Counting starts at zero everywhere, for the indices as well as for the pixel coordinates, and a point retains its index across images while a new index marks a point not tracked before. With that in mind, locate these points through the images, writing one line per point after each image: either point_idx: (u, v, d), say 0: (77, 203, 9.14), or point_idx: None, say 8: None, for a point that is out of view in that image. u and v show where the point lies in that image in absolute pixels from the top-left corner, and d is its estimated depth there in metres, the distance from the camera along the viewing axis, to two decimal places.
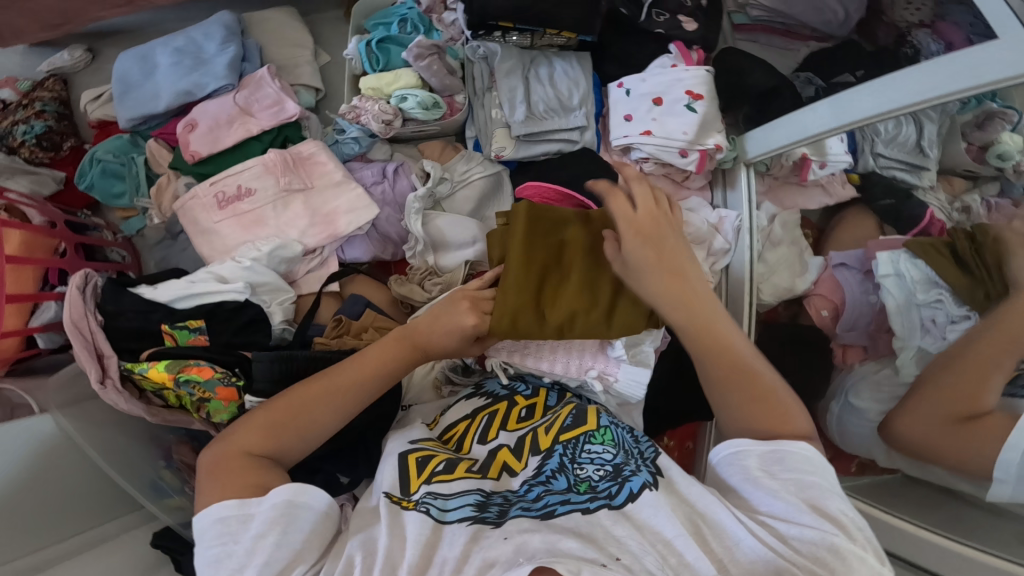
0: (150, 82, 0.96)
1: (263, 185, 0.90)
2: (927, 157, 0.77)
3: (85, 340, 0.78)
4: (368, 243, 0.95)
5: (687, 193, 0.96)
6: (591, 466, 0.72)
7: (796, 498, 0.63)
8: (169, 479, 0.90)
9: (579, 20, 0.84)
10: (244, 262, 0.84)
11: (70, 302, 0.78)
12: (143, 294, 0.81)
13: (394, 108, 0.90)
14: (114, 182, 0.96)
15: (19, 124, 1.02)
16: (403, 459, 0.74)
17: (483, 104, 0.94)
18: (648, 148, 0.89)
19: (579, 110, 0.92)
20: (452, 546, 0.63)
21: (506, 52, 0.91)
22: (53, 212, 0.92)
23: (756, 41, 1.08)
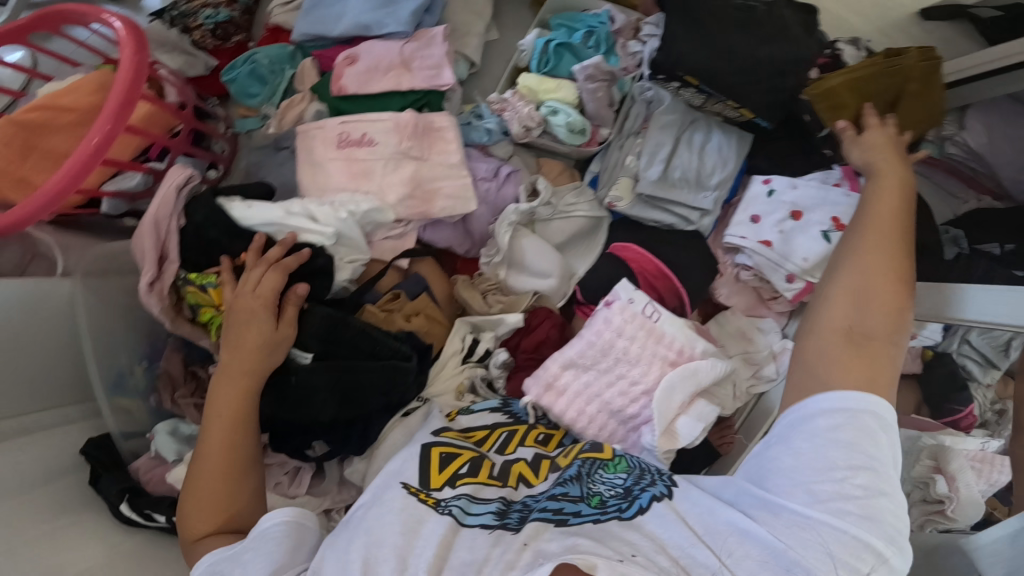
0: (338, 3, 0.95)
1: (386, 142, 0.87)
2: (1006, 358, 0.77)
3: (156, 240, 0.75)
4: (451, 233, 0.92)
5: (765, 313, 0.92)
6: (603, 484, 0.67)
7: (831, 464, 0.57)
8: (136, 376, 0.96)
9: (765, 106, 0.76)
10: (341, 213, 0.79)
11: (162, 198, 0.76)
12: (230, 210, 0.76)
13: (542, 117, 0.86)
14: (254, 84, 0.96)
15: (206, 6, 1.00)
16: (425, 451, 0.73)
17: (621, 146, 0.89)
18: (758, 259, 0.84)
19: (711, 192, 0.86)
20: (473, 550, 0.60)
21: (672, 105, 0.86)
22: (189, 94, 0.90)
23: (933, 178, 0.94)
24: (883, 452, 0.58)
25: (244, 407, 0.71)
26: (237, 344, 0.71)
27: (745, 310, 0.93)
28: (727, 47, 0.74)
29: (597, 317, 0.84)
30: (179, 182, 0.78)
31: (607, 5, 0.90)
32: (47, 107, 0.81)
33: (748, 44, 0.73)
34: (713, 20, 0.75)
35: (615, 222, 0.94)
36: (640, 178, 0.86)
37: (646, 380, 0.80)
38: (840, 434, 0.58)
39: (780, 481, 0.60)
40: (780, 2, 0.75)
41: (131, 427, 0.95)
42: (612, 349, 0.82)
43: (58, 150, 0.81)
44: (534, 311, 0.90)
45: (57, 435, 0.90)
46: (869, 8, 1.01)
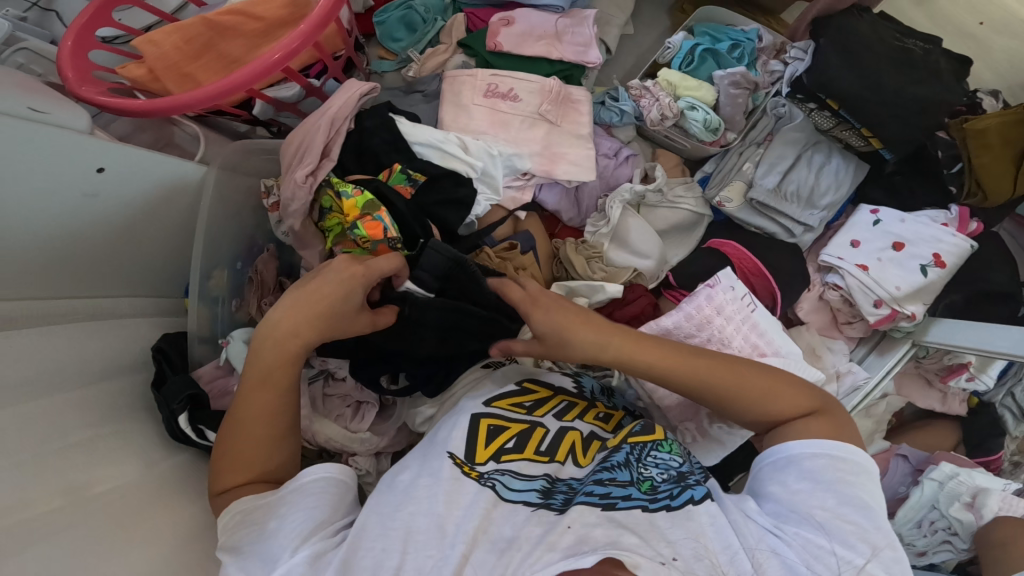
0: None
1: (530, 101, 0.92)
2: None
3: (328, 134, 0.79)
4: (563, 197, 0.96)
5: (837, 336, 0.98)
6: (653, 470, 0.72)
7: (823, 495, 0.65)
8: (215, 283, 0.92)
9: (898, 142, 0.83)
10: (493, 150, 0.85)
11: (348, 98, 0.80)
12: (400, 126, 0.83)
13: (679, 110, 0.92)
14: (401, 30, 0.99)
15: None
16: (475, 422, 0.79)
17: (741, 153, 0.96)
18: (851, 280, 0.91)
19: (819, 211, 0.93)
20: (511, 528, 0.68)
21: (801, 124, 0.94)
22: (354, 23, 0.92)
23: (1019, 237, 1.05)
24: (868, 487, 0.66)
25: (281, 378, 0.70)
26: (300, 314, 0.70)
27: (819, 328, 0.98)
28: (879, 82, 0.80)
29: (698, 293, 0.87)
30: (362, 91, 0.81)
31: (755, 25, 0.97)
32: (238, 13, 0.82)
33: (898, 83, 0.80)
34: (868, 55, 0.81)
35: (715, 221, 1.00)
36: (755, 185, 0.93)
37: None
38: (827, 467, 0.67)
39: (778, 507, 0.66)
40: (937, 51, 0.83)
41: (206, 333, 0.92)
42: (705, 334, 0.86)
43: (233, 55, 0.84)
44: (633, 286, 0.93)
45: (131, 324, 0.89)
46: (1004, 70, 1.09)
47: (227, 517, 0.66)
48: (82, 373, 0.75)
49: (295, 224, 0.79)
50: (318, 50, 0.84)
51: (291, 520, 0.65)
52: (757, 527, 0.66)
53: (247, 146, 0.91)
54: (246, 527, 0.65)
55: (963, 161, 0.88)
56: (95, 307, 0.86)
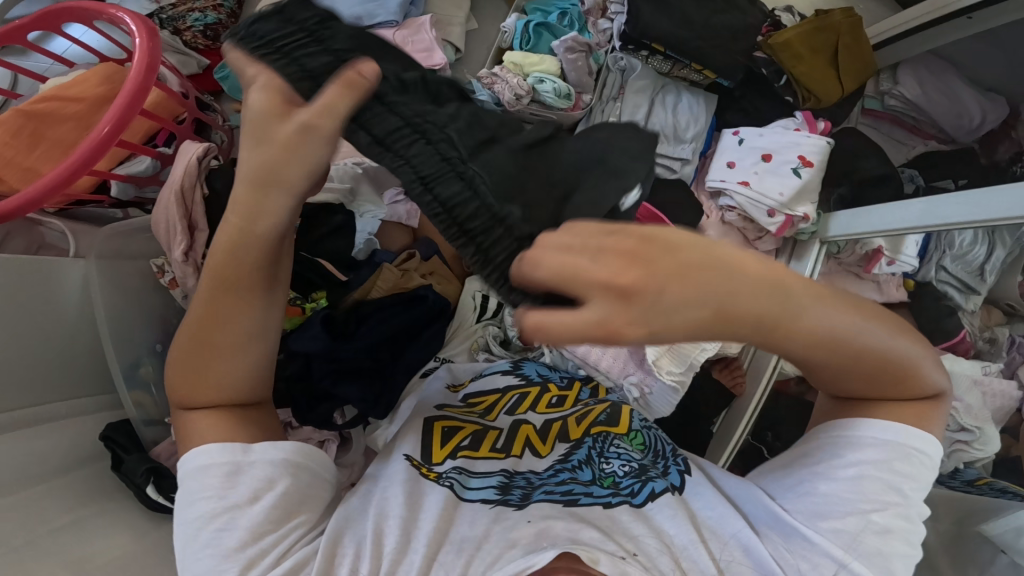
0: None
1: None
2: (983, 282, 0.90)
3: (184, 208, 0.80)
4: None
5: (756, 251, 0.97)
6: (613, 466, 0.76)
7: (854, 504, 0.59)
8: (144, 371, 0.98)
9: (727, 66, 0.90)
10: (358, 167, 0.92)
11: (187, 167, 0.80)
12: None
13: (529, 86, 0.94)
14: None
15: (193, 11, 1.05)
16: (428, 425, 0.80)
17: (603, 110, 0.99)
18: (740, 198, 0.94)
19: (688, 143, 0.99)
20: (473, 526, 0.67)
21: (643, 72, 0.98)
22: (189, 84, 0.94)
23: (881, 128, 1.15)
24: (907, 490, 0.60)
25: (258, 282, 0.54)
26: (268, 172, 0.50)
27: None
28: (685, 16, 0.89)
29: None
30: (200, 152, 0.82)
31: None
32: (52, 98, 0.83)
33: (701, 13, 0.89)
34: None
35: None
36: None
37: None
38: (871, 479, 0.59)
39: (805, 505, 0.62)
40: None
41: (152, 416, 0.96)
42: None
43: (67, 140, 0.84)
44: None
45: (75, 424, 0.91)
46: None
47: (191, 479, 0.56)
48: (39, 471, 0.77)
49: None
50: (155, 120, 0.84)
51: (263, 507, 0.56)
52: (767, 539, 0.64)
53: (120, 229, 0.99)
54: (209, 500, 0.55)
55: (787, 73, 1.00)
56: (44, 414, 0.87)
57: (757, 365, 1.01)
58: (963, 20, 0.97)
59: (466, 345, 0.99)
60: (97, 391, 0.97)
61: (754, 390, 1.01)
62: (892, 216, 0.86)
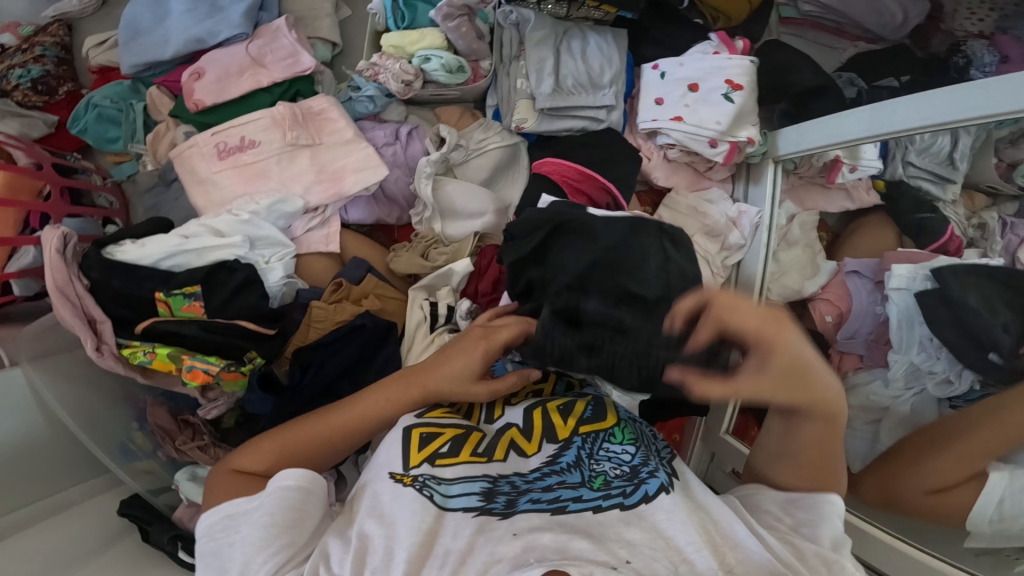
0: (161, 28, 1.05)
1: (269, 138, 0.84)
2: (955, 170, 0.75)
3: (73, 306, 0.76)
4: (372, 205, 0.86)
5: (708, 184, 0.91)
6: (606, 463, 0.66)
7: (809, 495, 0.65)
8: (138, 442, 0.95)
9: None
10: (242, 215, 0.78)
11: (53, 266, 0.76)
12: (130, 257, 0.77)
13: (416, 68, 0.84)
14: (109, 128, 1.03)
15: (15, 68, 1.13)
16: (406, 434, 0.67)
17: (509, 73, 0.88)
18: (676, 135, 0.84)
19: (609, 89, 0.85)
20: (456, 538, 0.59)
21: (539, 21, 0.87)
22: (40, 155, 0.96)
23: (803, 36, 1.08)
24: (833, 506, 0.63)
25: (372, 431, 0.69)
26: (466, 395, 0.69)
27: (688, 187, 0.90)
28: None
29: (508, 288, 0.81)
30: (56, 244, 0.77)
31: None
32: None
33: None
34: None
35: (531, 145, 0.88)
36: (537, 95, 0.83)
37: None
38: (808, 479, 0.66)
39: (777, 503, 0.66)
40: None
41: (158, 484, 0.96)
42: None
43: None
44: (483, 251, 0.82)
45: (94, 502, 0.92)
46: None
47: (210, 532, 0.61)
48: (80, 555, 0.79)
49: (138, 381, 0.81)
50: (12, 205, 0.87)
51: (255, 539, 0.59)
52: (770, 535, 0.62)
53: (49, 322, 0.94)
54: (222, 542, 0.60)
55: None
56: (59, 502, 0.89)
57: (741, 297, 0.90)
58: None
59: None
60: (86, 475, 0.95)
61: None
62: (840, 129, 0.77)
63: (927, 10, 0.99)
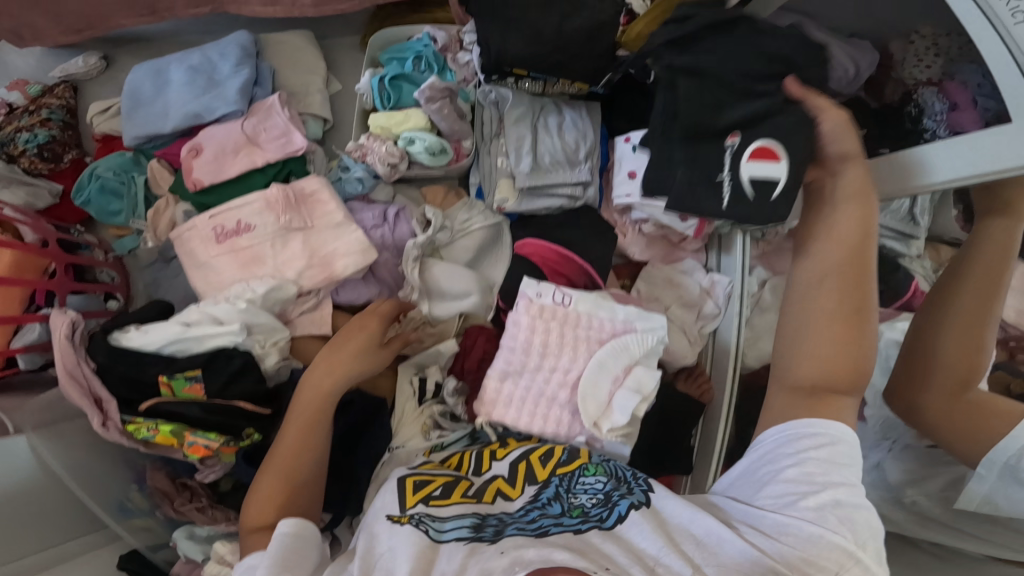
0: (161, 99, 1.10)
1: (263, 222, 0.88)
2: (917, 226, 0.79)
3: (80, 387, 0.79)
4: (363, 287, 0.91)
5: (682, 255, 0.96)
6: (583, 496, 0.69)
7: (810, 472, 0.65)
8: (137, 501, 0.98)
9: (597, 71, 0.89)
10: (239, 304, 0.82)
11: (61, 352, 0.79)
12: (133, 344, 0.81)
13: (401, 150, 0.89)
14: (112, 200, 1.07)
15: (23, 132, 1.17)
16: (402, 483, 0.72)
17: (489, 151, 0.92)
18: (649, 210, 0.88)
19: (584, 164, 0.90)
20: (450, 561, 0.60)
21: (517, 99, 0.92)
22: (46, 229, 0.99)
23: None
24: (851, 474, 0.65)
25: (319, 426, 0.73)
26: (375, 356, 0.78)
27: (663, 259, 0.97)
28: (534, 30, 0.85)
29: (509, 322, 0.86)
30: (65, 330, 0.81)
31: (427, 29, 1.01)
32: None
33: (551, 22, 0.85)
34: (512, 7, 0.86)
35: (513, 223, 0.94)
36: (517, 174, 0.88)
37: (577, 366, 0.81)
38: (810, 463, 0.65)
39: (781, 484, 0.66)
40: None
41: (157, 539, 0.98)
42: (534, 346, 0.83)
43: None
44: (467, 332, 0.92)
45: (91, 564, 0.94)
46: None
47: None
48: None
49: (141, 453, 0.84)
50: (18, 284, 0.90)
51: None
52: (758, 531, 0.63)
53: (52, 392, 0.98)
54: None
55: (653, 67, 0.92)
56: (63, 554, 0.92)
57: (718, 368, 0.95)
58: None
59: (414, 428, 0.88)
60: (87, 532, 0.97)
61: (723, 393, 0.93)
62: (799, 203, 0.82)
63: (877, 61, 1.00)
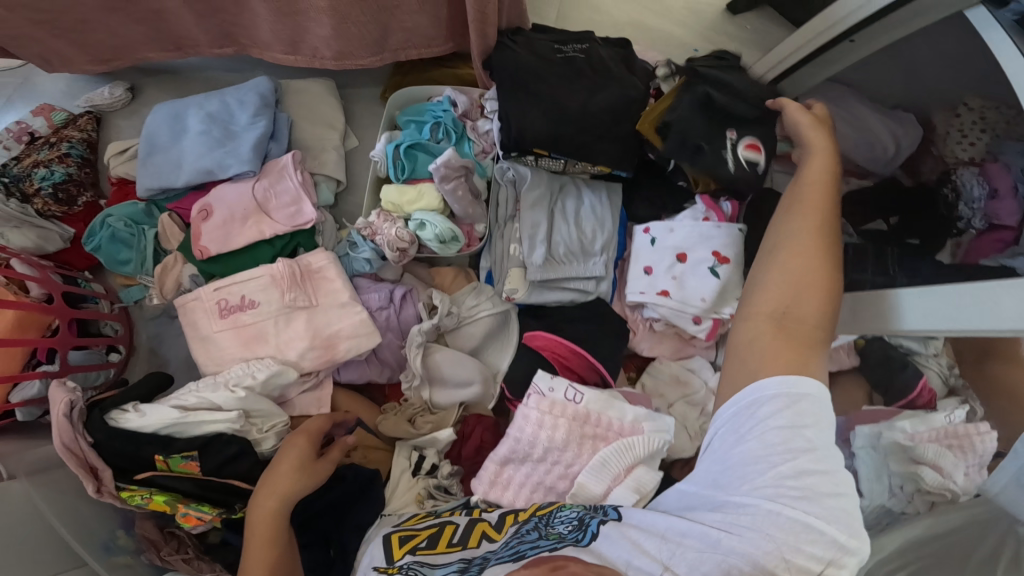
0: (176, 148, 1.07)
1: (267, 298, 0.86)
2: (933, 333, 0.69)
3: (78, 460, 0.77)
4: (364, 367, 0.90)
5: (692, 351, 0.92)
6: (560, 525, 0.62)
7: (768, 437, 0.56)
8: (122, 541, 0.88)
9: (620, 157, 0.83)
10: (238, 391, 0.81)
11: (58, 429, 0.76)
12: (129, 425, 0.80)
13: (412, 233, 0.87)
14: (121, 249, 1.05)
15: (40, 167, 1.15)
16: (387, 538, 0.70)
17: (503, 235, 0.90)
18: (661, 310, 0.86)
19: (599, 256, 0.88)
20: None
21: (536, 179, 0.88)
22: (52, 283, 0.98)
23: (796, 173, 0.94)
24: (817, 436, 0.56)
25: (277, 543, 0.69)
26: (316, 475, 0.73)
27: (674, 354, 0.93)
28: (559, 109, 0.80)
29: (517, 414, 0.82)
30: (63, 408, 0.78)
31: (447, 89, 0.94)
32: None
33: (580, 101, 0.81)
34: (536, 82, 0.82)
35: (521, 310, 0.91)
36: (528, 265, 0.86)
37: (580, 461, 0.77)
38: (772, 429, 0.56)
39: (740, 458, 0.57)
40: (595, 46, 0.86)
41: None
42: (537, 446, 0.79)
43: None
44: (466, 420, 0.89)
45: None
46: (690, 17, 1.12)
47: None
48: None
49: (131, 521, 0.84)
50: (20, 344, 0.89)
51: None
52: (723, 516, 0.55)
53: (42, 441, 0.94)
54: None
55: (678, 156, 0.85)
56: None
57: None
58: (845, 44, 0.85)
59: (406, 496, 0.83)
60: None
61: None
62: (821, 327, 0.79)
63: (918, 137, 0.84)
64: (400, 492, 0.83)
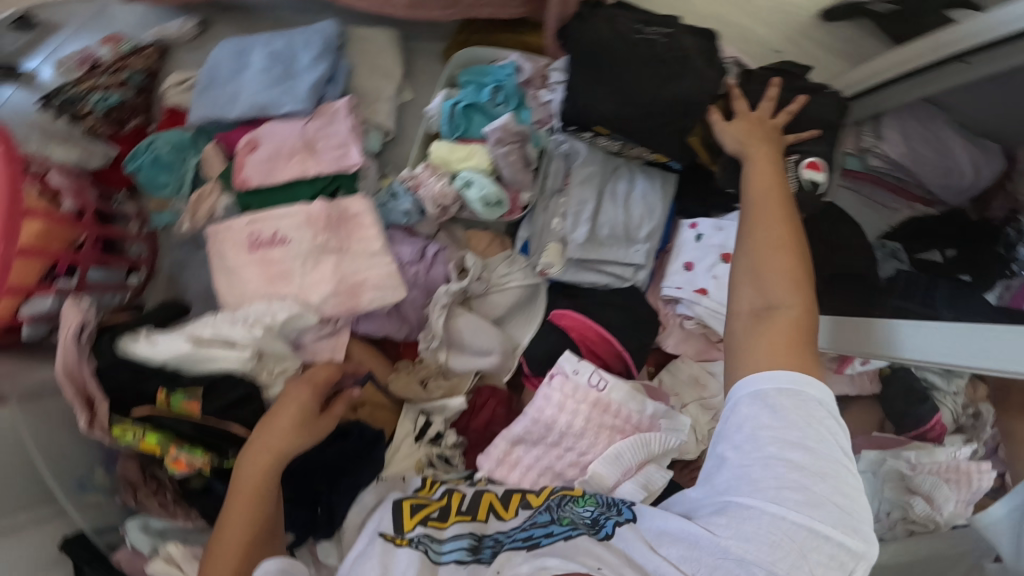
0: (234, 80, 1.07)
1: (300, 237, 0.84)
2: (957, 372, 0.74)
3: (75, 385, 0.76)
4: (385, 321, 0.88)
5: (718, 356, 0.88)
6: (574, 512, 0.65)
7: (788, 448, 0.55)
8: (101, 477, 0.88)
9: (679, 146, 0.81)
10: (255, 330, 0.78)
11: (65, 349, 0.76)
12: (135, 351, 0.77)
13: (456, 190, 0.86)
14: (160, 174, 1.05)
15: (96, 90, 1.13)
16: (396, 506, 0.69)
17: (546, 208, 0.88)
18: (697, 308, 0.84)
19: (642, 244, 0.85)
20: None
21: (590, 156, 0.88)
22: (86, 201, 0.98)
23: (860, 190, 0.94)
24: (830, 448, 0.55)
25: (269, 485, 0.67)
26: (317, 429, 0.71)
27: (697, 356, 0.89)
28: (626, 88, 0.78)
29: (538, 393, 0.79)
30: (74, 328, 0.78)
31: (514, 55, 0.93)
32: None
33: (650, 82, 0.79)
34: (609, 57, 0.80)
35: (553, 287, 0.89)
36: (569, 242, 0.84)
37: (594, 450, 0.75)
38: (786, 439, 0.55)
39: (758, 463, 0.55)
40: (680, 32, 0.82)
41: None
42: (552, 425, 0.77)
43: None
44: (478, 391, 0.87)
45: None
46: (772, 16, 1.11)
47: None
48: None
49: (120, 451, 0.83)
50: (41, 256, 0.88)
51: None
52: (742, 524, 0.55)
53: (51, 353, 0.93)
54: None
55: None
56: None
57: None
58: (958, 65, 0.83)
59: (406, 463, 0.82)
60: None
61: None
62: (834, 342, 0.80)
63: (1001, 171, 0.84)
64: (399, 456, 0.81)
